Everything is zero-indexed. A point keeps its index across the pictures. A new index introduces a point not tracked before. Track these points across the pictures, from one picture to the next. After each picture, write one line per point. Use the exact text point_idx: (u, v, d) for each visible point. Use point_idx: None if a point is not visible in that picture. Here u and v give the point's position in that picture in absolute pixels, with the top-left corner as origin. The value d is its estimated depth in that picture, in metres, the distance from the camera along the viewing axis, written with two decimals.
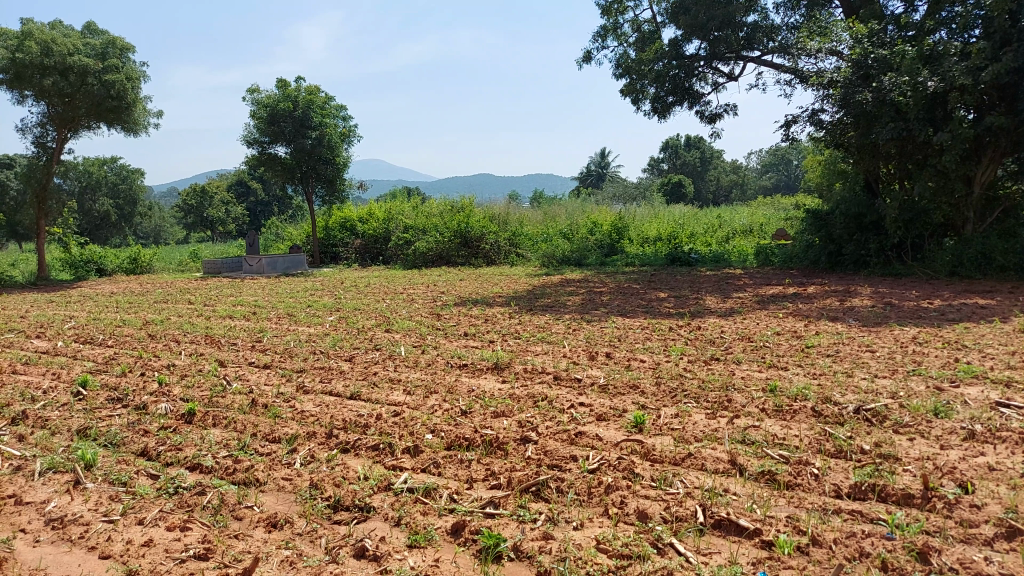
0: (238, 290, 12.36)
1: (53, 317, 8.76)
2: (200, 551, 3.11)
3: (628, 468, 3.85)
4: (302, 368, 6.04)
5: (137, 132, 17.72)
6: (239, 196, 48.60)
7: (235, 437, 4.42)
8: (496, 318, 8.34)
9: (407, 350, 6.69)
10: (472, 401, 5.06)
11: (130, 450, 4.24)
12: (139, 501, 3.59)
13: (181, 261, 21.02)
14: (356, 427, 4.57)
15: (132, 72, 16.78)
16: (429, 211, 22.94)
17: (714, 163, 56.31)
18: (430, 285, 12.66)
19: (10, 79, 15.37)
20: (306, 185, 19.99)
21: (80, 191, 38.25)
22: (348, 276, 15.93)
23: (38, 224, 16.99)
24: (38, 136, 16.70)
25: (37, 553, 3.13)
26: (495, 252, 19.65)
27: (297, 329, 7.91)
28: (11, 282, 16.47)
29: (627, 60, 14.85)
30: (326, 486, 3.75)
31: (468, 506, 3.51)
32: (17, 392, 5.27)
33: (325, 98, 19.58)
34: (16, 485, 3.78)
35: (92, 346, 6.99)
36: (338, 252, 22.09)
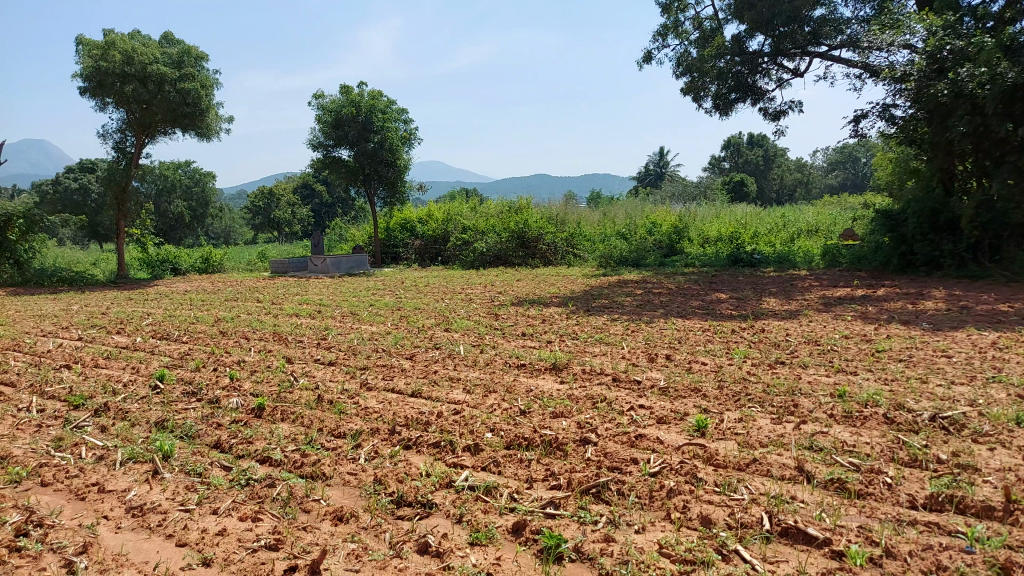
0: (304, 289, 12.72)
1: (132, 314, 9.20)
2: (271, 542, 3.21)
3: (691, 472, 3.79)
4: (364, 366, 6.17)
5: (209, 137, 18.42)
6: (304, 198, 49.98)
7: (302, 432, 4.55)
8: (554, 319, 8.32)
9: (466, 350, 6.75)
10: (532, 401, 5.06)
11: (205, 442, 4.42)
12: (213, 492, 3.73)
13: (250, 261, 21.74)
14: (418, 425, 4.64)
15: (206, 79, 17.45)
16: (487, 212, 23.08)
17: (777, 162, 54.84)
18: (488, 285, 12.77)
19: (94, 87, 16.22)
20: (369, 187, 20.40)
21: (156, 194, 39.99)
22: (408, 276, 16.23)
23: (118, 225, 17.85)
24: (118, 142, 17.60)
25: (119, 540, 3.28)
26: (553, 253, 19.64)
27: (360, 327, 8.08)
28: (94, 281, 17.39)
29: (688, 57, 14.63)
30: (390, 481, 3.82)
31: (529, 505, 3.52)
32: (99, 384, 5.55)
33: (387, 101, 19.91)
34: (99, 473, 3.98)
35: (167, 342, 7.30)
36: (399, 252, 22.46)
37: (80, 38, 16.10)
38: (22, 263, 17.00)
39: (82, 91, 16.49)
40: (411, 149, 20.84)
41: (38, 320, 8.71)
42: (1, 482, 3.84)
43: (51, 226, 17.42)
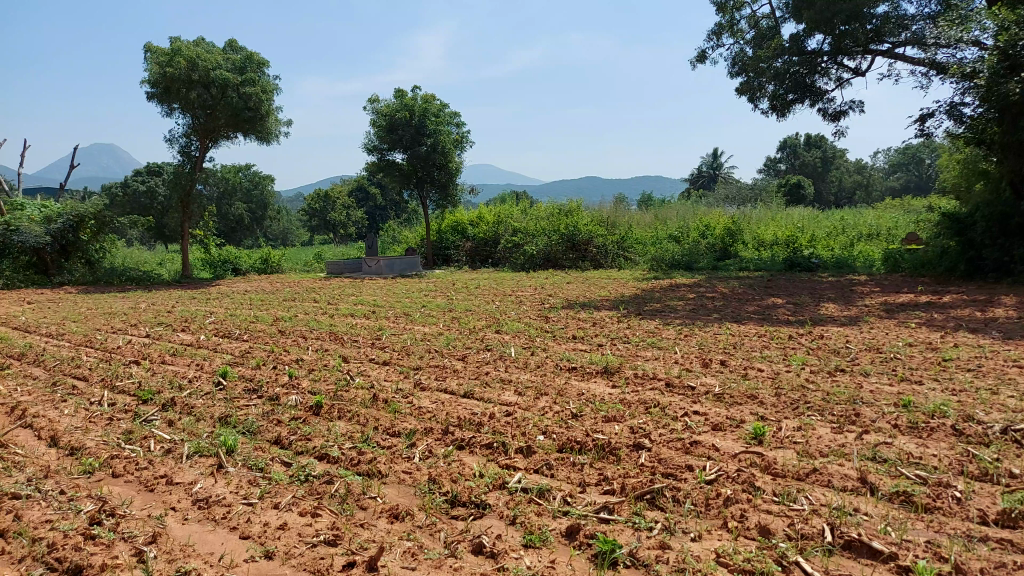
0: (358, 290, 12.97)
1: (196, 313, 9.53)
2: (330, 537, 3.29)
3: (748, 481, 3.72)
4: (418, 366, 6.25)
5: (270, 141, 18.92)
6: (358, 201, 50.93)
7: (359, 430, 4.63)
8: (605, 322, 8.28)
9: (517, 352, 6.76)
10: (583, 404, 5.04)
11: (266, 438, 4.54)
12: (274, 487, 3.83)
13: (306, 262, 22.26)
14: (471, 425, 4.67)
15: (267, 85, 17.90)
16: (537, 214, 23.12)
17: (836, 164, 53.33)
18: (540, 287, 12.80)
19: (161, 93, 16.91)
20: (421, 190, 20.67)
21: (218, 196, 41.37)
22: (459, 278, 16.39)
23: (183, 227, 18.43)
24: (183, 146, 18.27)
25: (186, 531, 3.40)
26: (603, 255, 19.54)
27: (413, 328, 8.20)
28: (160, 280, 18.09)
29: (743, 57, 14.38)
30: (444, 481, 3.86)
31: (582, 509, 3.51)
32: (167, 380, 5.77)
33: (439, 105, 20.13)
34: (167, 466, 4.14)
35: (229, 340, 7.54)
36: (449, 254, 22.70)
37: (149, 46, 16.76)
38: (92, 262, 17.88)
39: (150, 97, 17.19)
40: (463, 151, 21.01)
41: (109, 318, 9.13)
42: (75, 472, 4.02)
43: (119, 227, 18.21)
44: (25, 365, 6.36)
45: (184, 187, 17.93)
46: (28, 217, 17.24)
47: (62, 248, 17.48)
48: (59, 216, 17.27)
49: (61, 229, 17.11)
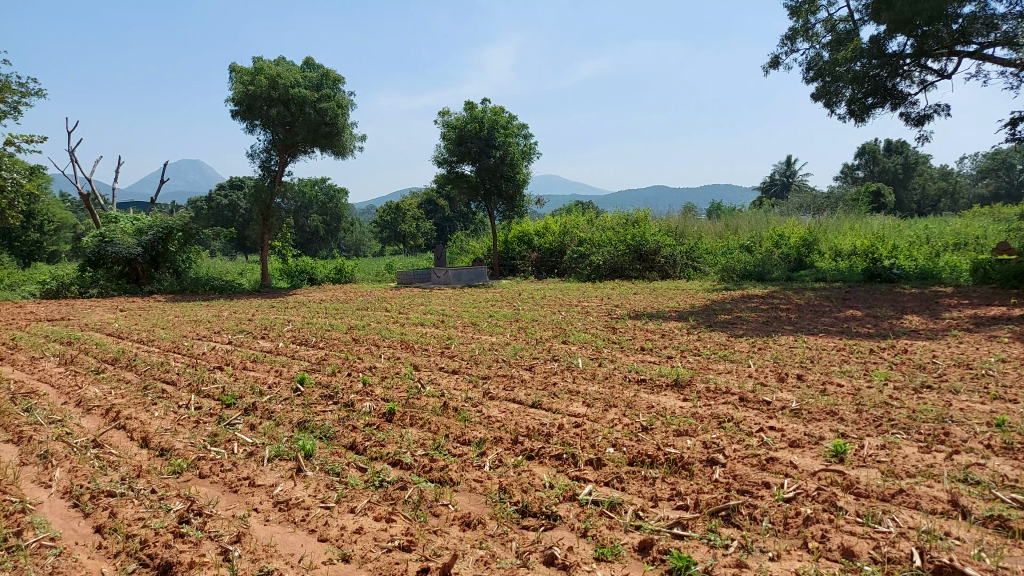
0: (428, 300, 13.24)
1: (275, 321, 9.92)
2: (404, 543, 3.35)
3: (829, 501, 3.59)
4: (486, 375, 6.31)
5: (344, 155, 19.49)
6: (428, 213, 51.91)
7: (430, 438, 4.71)
8: (674, 334, 8.15)
9: (584, 363, 6.74)
10: (654, 417, 4.97)
11: (341, 444, 4.67)
12: (351, 491, 3.95)
13: (378, 272, 22.81)
14: (540, 436, 4.68)
15: (343, 101, 18.44)
16: (604, 224, 23.02)
17: (918, 170, 51.00)
18: (607, 298, 12.75)
19: (244, 110, 17.73)
20: (489, 202, 20.92)
21: (295, 210, 43.04)
22: (525, 288, 16.46)
23: (263, 238, 19.26)
24: (264, 161, 19.07)
25: (268, 531, 3.53)
26: (671, 265, 19.26)
27: (481, 337, 8.28)
28: (242, 288, 18.87)
29: (820, 62, 13.98)
30: (514, 491, 3.88)
31: (655, 524, 3.46)
32: (249, 385, 6.01)
33: (508, 117, 20.30)
34: (250, 468, 4.31)
35: (306, 347, 7.80)
36: (516, 264, 22.88)
37: (233, 67, 17.61)
38: (180, 272, 18.80)
39: (235, 115, 18.05)
40: (531, 163, 21.13)
41: (195, 325, 9.60)
42: (165, 472, 4.24)
43: (204, 238, 19.13)
44: (119, 369, 6.75)
45: (264, 202, 18.68)
46: (122, 229, 18.30)
47: (152, 259, 18.48)
48: (150, 228, 18.28)
49: (151, 241, 18.10)
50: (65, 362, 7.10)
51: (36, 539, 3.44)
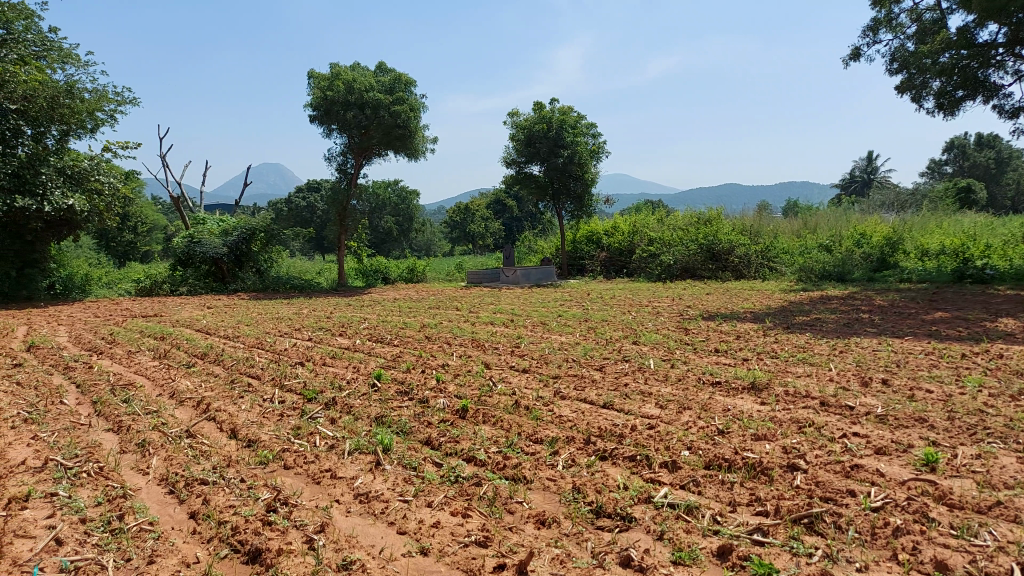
0: (497, 299, 13.36)
1: (351, 319, 10.22)
2: (481, 538, 3.41)
3: (920, 511, 3.44)
4: (557, 375, 6.32)
5: (416, 158, 19.88)
6: (496, 213, 52.33)
7: (503, 435, 4.77)
8: (750, 336, 7.96)
9: (656, 363, 6.66)
10: (730, 421, 4.88)
11: (417, 439, 4.79)
12: (428, 485, 4.05)
13: (448, 272, 23.16)
14: (612, 436, 4.66)
15: (415, 103, 18.77)
16: (674, 223, 22.68)
17: (1012, 164, 48.03)
18: (679, 298, 12.57)
19: (322, 115, 18.30)
20: (557, 202, 20.93)
21: (369, 211, 44.22)
22: (595, 288, 16.42)
23: (339, 238, 19.86)
24: (341, 164, 19.76)
25: (350, 523, 3.66)
26: (745, 265, 18.78)
27: (550, 337, 8.30)
28: (320, 287, 19.50)
29: (905, 53, 13.39)
30: (588, 491, 3.88)
31: (734, 529, 3.39)
32: (329, 381, 6.22)
33: (577, 117, 20.25)
34: (331, 460, 4.47)
35: (381, 344, 8.01)
36: (584, 264, 22.82)
37: (312, 73, 18.20)
38: (263, 271, 19.60)
39: (313, 120, 18.66)
40: (599, 162, 21.00)
41: (276, 322, 9.98)
42: (253, 462, 4.44)
43: (285, 239, 19.86)
44: (208, 363, 7.09)
45: (340, 203, 19.25)
46: (208, 229, 19.20)
47: (237, 258, 19.31)
48: (235, 229, 19.12)
49: (236, 241, 18.91)
50: (159, 355, 7.51)
51: (137, 523, 3.66)
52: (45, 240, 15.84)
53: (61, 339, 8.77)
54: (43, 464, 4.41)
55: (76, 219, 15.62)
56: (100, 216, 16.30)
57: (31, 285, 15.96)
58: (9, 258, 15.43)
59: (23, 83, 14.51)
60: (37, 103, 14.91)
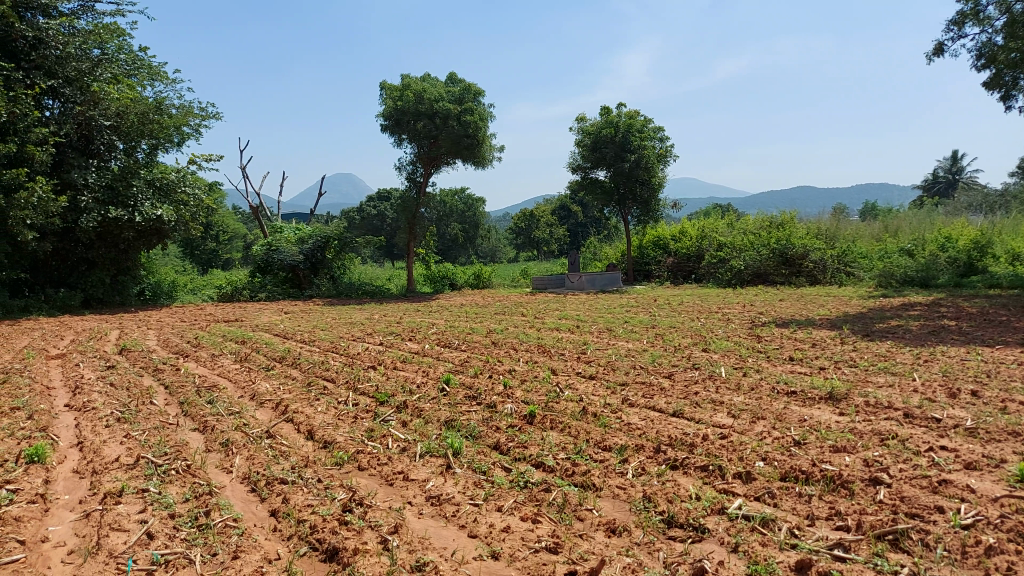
0: (562, 305, 13.38)
1: (420, 324, 10.42)
2: (551, 544, 3.42)
3: (1016, 531, 3.25)
4: (624, 382, 6.26)
5: (484, 166, 20.07)
6: (562, 220, 52.25)
7: (571, 442, 4.77)
8: (826, 343, 7.69)
9: (728, 372, 6.52)
10: (806, 432, 4.72)
11: (486, 443, 4.85)
12: (497, 490, 4.09)
13: (514, 278, 23.30)
14: (683, 445, 4.59)
15: (484, 113, 18.95)
16: (745, 227, 22.17)
17: None
18: (749, 304, 12.28)
19: (393, 125, 18.78)
20: (623, 207, 20.78)
21: (436, 219, 44.98)
22: (662, 294, 16.24)
23: (408, 245, 20.28)
24: (410, 173, 20.12)
25: (422, 524, 3.73)
26: (821, 271, 18.15)
27: (617, 343, 8.24)
28: (389, 293, 19.94)
29: (993, 47, 12.68)
30: (659, 500, 3.83)
31: (813, 544, 3.28)
32: (400, 384, 6.37)
33: (645, 121, 20.04)
34: (403, 463, 4.57)
35: (449, 349, 8.13)
36: (651, 269, 22.59)
37: (383, 84, 18.70)
38: (336, 277, 20.17)
39: (384, 130, 19.16)
40: (667, 166, 20.72)
41: (349, 327, 10.28)
42: (329, 463, 4.58)
43: (358, 246, 20.43)
44: (285, 367, 7.36)
45: (410, 212, 19.68)
46: (286, 238, 19.95)
47: (312, 266, 19.92)
48: (311, 237, 19.75)
49: (312, 249, 19.58)
50: (240, 359, 7.85)
51: (221, 519, 3.82)
52: (137, 248, 16.72)
53: (152, 342, 9.29)
54: (136, 461, 4.67)
55: (165, 228, 16.42)
56: (186, 226, 17.07)
57: (123, 292, 16.95)
58: (104, 266, 16.42)
59: (116, 100, 15.30)
60: (128, 120, 15.66)
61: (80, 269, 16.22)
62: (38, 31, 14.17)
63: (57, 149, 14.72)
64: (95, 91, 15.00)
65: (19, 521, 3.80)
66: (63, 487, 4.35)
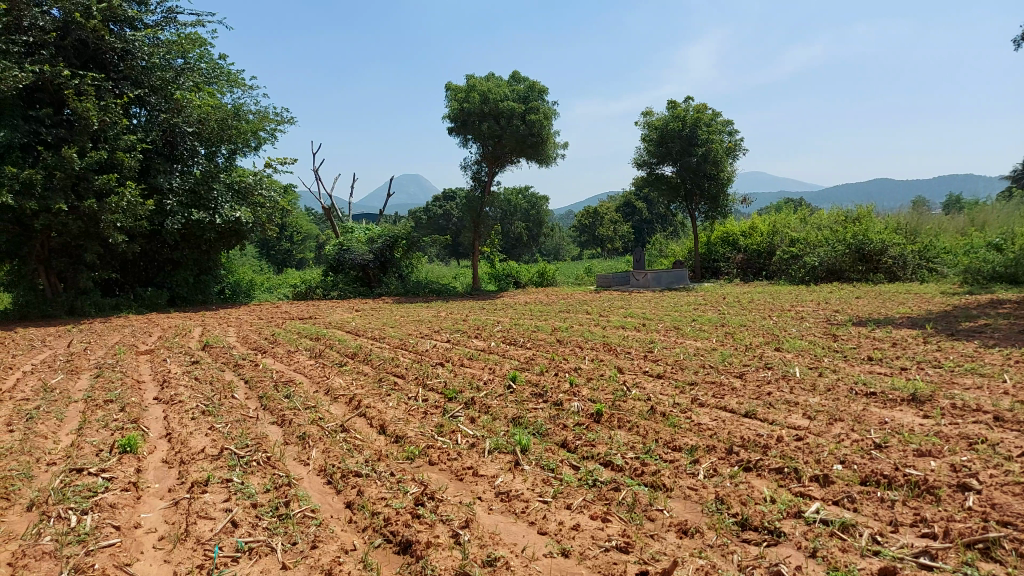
0: (628, 303, 13.25)
1: (485, 321, 10.53)
2: (622, 543, 3.40)
3: None
4: (694, 381, 6.16)
5: (548, 164, 20.05)
6: (626, 217, 51.67)
7: (640, 441, 4.73)
8: (907, 343, 7.37)
9: (802, 371, 6.33)
10: (888, 435, 4.54)
11: (554, 440, 4.87)
12: (566, 488, 4.10)
13: (578, 275, 23.23)
14: (756, 447, 4.49)
15: (548, 111, 18.92)
16: (819, 222, 21.42)
17: None
18: (824, 302, 11.87)
19: (458, 126, 19.02)
20: (690, 203, 20.43)
21: (501, 218, 45.29)
22: (732, 291, 15.88)
23: (473, 243, 20.50)
24: (475, 172, 20.31)
25: (492, 520, 3.78)
26: (900, 267, 17.36)
27: (685, 342, 8.11)
28: (455, 291, 20.21)
29: None
30: (733, 502, 3.76)
31: (897, 551, 3.16)
32: (468, 381, 6.46)
33: (713, 114, 19.59)
34: (473, 458, 4.64)
35: (514, 347, 8.18)
36: (720, 266, 22.15)
37: (449, 86, 18.94)
38: (404, 276, 20.58)
39: (450, 131, 19.41)
40: (736, 160, 20.23)
41: (416, 324, 10.48)
42: (401, 457, 4.69)
43: (424, 245, 20.78)
44: (357, 362, 7.57)
45: (474, 211, 19.92)
46: (356, 237, 20.48)
47: (381, 264, 20.40)
48: (380, 236, 20.21)
49: (380, 248, 20.05)
50: (314, 355, 8.12)
51: (300, 510, 3.97)
52: (217, 249, 17.49)
53: (232, 339, 9.71)
54: (220, 452, 4.89)
55: (243, 230, 17.13)
56: (262, 227, 17.76)
57: (205, 290, 17.80)
58: (188, 266, 17.27)
59: (197, 107, 16.09)
60: (211, 125, 16.49)
61: (166, 270, 17.11)
62: (126, 43, 14.92)
63: (145, 155, 15.50)
64: (178, 98, 15.74)
65: (114, 508, 4.03)
66: (154, 476, 4.61)
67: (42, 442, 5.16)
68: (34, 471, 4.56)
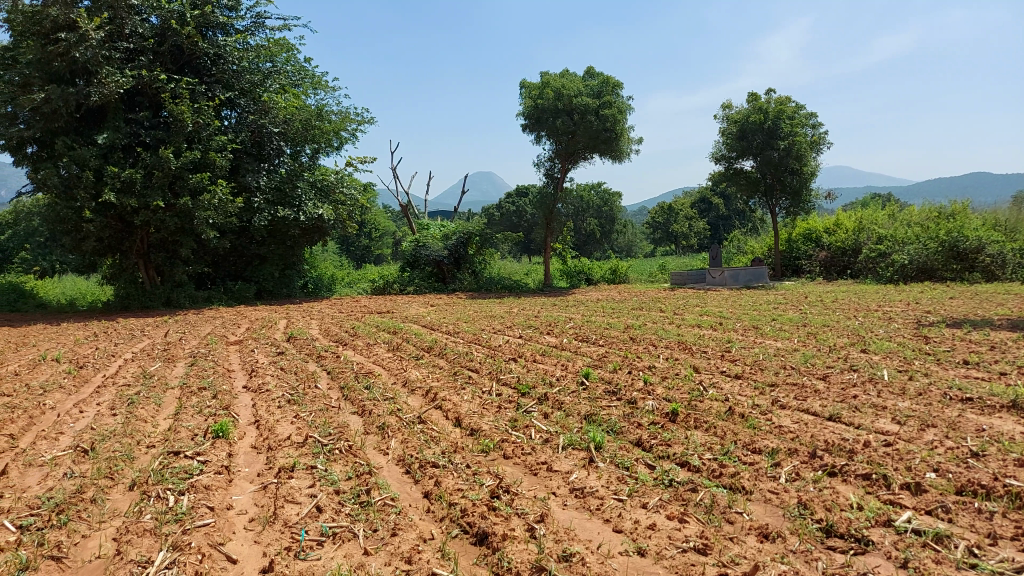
0: (703, 301, 12.98)
1: (558, 318, 10.53)
2: (700, 545, 3.36)
3: None
4: (773, 382, 5.99)
5: (621, 160, 19.83)
6: (701, 213, 50.48)
7: (717, 442, 4.64)
8: (1008, 346, 6.92)
9: (890, 374, 6.06)
10: (986, 443, 4.30)
11: (629, 439, 4.85)
12: (642, 487, 4.07)
13: (652, 273, 22.92)
14: (841, 452, 4.34)
15: (623, 105, 18.74)
16: (910, 218, 20.39)
17: None
18: (915, 302, 11.28)
19: (532, 122, 19.08)
20: (770, 198, 19.83)
21: (573, 215, 45.13)
22: (814, 291, 15.30)
23: (545, 240, 20.53)
24: (548, 169, 20.31)
25: (568, 515, 3.80)
26: (999, 265, 16.34)
27: (764, 342, 7.89)
28: (527, 287, 20.31)
29: None
30: (816, 508, 3.65)
31: (996, 565, 2.99)
32: (541, 377, 6.49)
33: (796, 107, 18.94)
34: (547, 453, 4.67)
35: (587, 344, 8.16)
36: (802, 264, 21.37)
37: (523, 83, 19.03)
38: (477, 272, 20.78)
39: (525, 127, 19.49)
40: (820, 155, 19.49)
41: (490, 319, 10.59)
42: (476, 450, 4.77)
43: (497, 242, 20.95)
44: (433, 356, 7.72)
45: (547, 207, 19.91)
46: (432, 234, 20.86)
47: (455, 261, 20.68)
48: (454, 233, 20.50)
49: (455, 244, 20.34)
50: (392, 348, 8.34)
51: (380, 498, 4.09)
52: (300, 245, 18.18)
53: (314, 331, 10.08)
54: (305, 440, 5.10)
55: (325, 226, 17.75)
56: (342, 223, 18.34)
57: (289, 284, 18.52)
58: (273, 261, 18.02)
59: (283, 109, 16.75)
60: (295, 126, 17.13)
61: (253, 264, 17.91)
62: (217, 47, 15.69)
63: (235, 155, 16.27)
64: (265, 100, 16.43)
65: (209, 489, 4.27)
66: (245, 460, 4.85)
67: (143, 425, 5.51)
68: (136, 452, 4.88)
